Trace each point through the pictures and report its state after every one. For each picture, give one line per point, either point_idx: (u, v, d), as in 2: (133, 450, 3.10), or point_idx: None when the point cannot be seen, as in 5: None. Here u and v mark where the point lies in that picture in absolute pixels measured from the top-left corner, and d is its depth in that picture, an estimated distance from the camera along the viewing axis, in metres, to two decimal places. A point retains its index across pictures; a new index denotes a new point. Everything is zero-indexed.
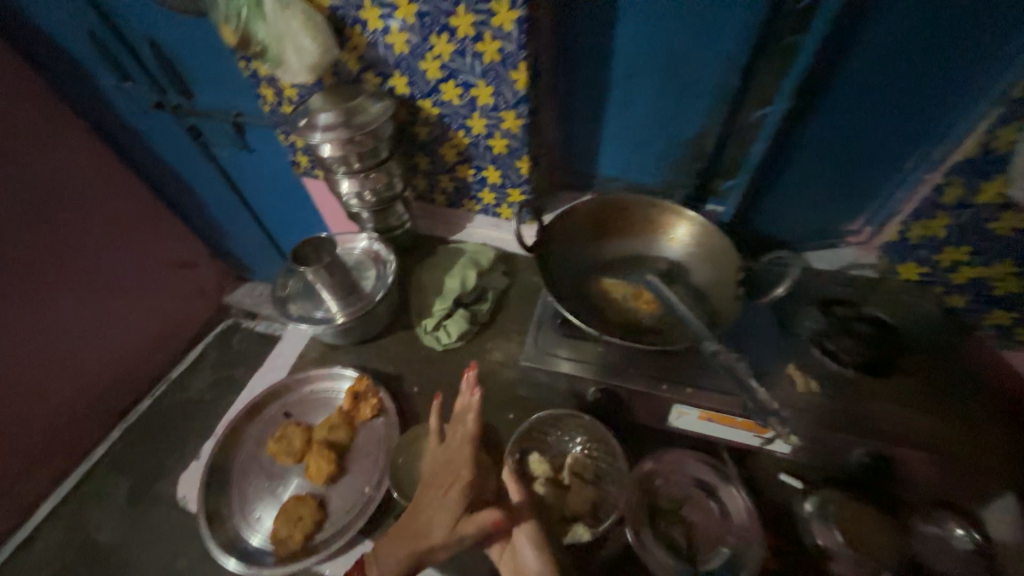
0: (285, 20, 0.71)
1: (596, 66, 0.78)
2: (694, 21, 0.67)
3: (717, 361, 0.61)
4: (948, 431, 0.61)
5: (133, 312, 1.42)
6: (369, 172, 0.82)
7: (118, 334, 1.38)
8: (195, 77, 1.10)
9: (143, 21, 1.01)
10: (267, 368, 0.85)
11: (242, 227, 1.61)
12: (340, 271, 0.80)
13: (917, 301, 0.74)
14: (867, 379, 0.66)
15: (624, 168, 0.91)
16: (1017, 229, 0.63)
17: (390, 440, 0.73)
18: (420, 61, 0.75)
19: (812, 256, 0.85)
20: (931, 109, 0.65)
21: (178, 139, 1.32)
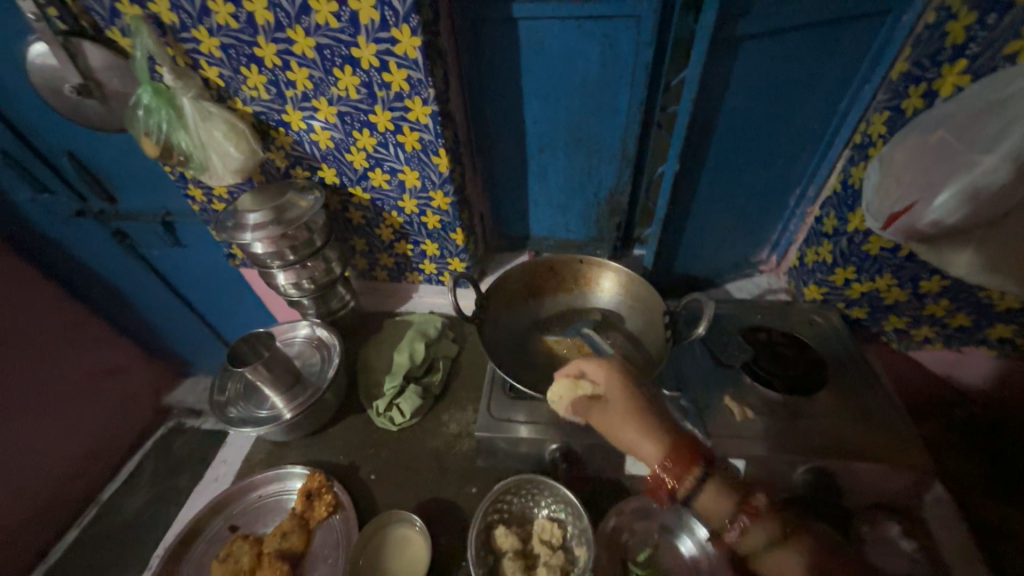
0: (206, 130, 0.73)
1: (512, 142, 0.85)
2: (589, 101, 0.77)
3: None
4: (873, 434, 0.66)
5: (57, 433, 1.28)
6: (305, 262, 0.82)
7: (39, 462, 1.24)
8: (120, 182, 1.09)
9: (59, 136, 1.00)
10: (208, 479, 0.78)
11: (179, 322, 1.54)
12: (281, 364, 0.77)
13: (825, 318, 0.82)
14: (796, 398, 0.71)
15: (553, 228, 0.99)
16: (884, 248, 0.71)
17: (349, 537, 0.69)
18: (346, 154, 0.79)
19: (732, 286, 0.95)
20: (798, 156, 0.76)
21: (104, 243, 1.27)
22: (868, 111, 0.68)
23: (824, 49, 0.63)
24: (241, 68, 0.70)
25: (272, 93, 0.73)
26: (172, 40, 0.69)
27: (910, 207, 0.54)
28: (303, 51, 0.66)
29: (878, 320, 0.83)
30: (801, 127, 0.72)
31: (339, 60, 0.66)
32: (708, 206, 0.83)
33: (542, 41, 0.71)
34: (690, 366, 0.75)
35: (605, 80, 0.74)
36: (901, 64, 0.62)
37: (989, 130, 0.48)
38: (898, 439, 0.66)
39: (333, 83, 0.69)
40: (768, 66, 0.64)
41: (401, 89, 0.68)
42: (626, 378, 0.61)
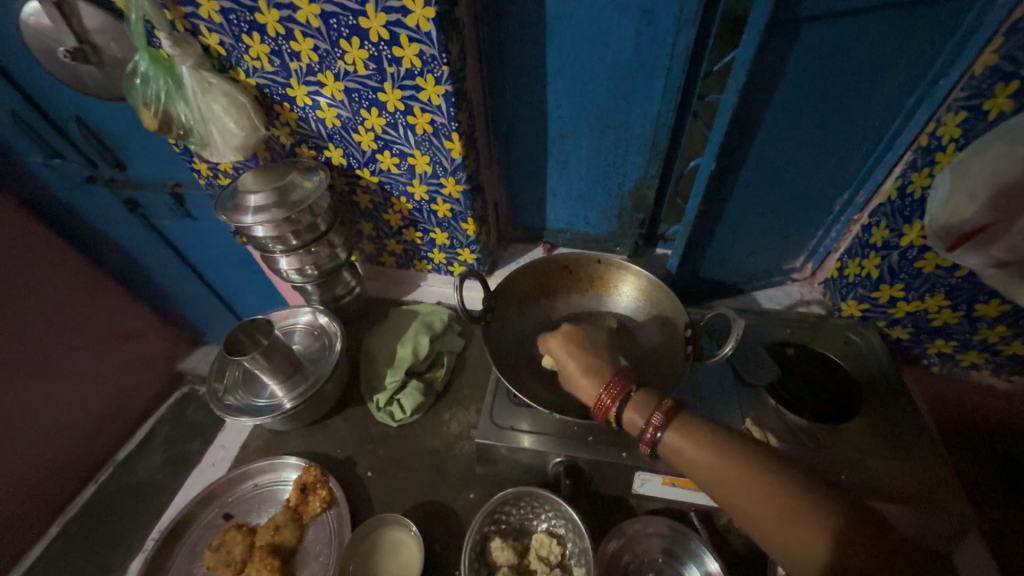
0: (205, 103, 0.68)
1: (532, 127, 0.79)
2: (620, 86, 0.69)
3: None
4: (907, 470, 0.61)
5: (73, 396, 1.30)
6: (309, 247, 0.78)
7: (57, 423, 1.26)
8: (129, 150, 1.06)
9: (67, 99, 0.96)
10: (205, 464, 0.77)
11: (192, 293, 1.54)
12: (281, 353, 0.74)
13: (861, 336, 0.76)
14: (826, 427, 0.65)
15: (570, 220, 0.93)
16: (940, 267, 0.64)
17: (342, 535, 0.67)
18: (353, 134, 0.74)
19: (760, 295, 0.88)
20: (849, 158, 0.68)
21: (116, 211, 1.26)
22: (940, 110, 0.59)
23: (897, 36, 0.54)
24: (242, 36, 0.65)
25: (276, 65, 0.67)
26: (169, 3, 0.64)
27: (985, 228, 0.48)
28: (307, 20, 0.61)
29: (921, 342, 0.75)
30: (858, 125, 0.63)
31: (346, 30, 0.60)
32: (741, 208, 0.76)
33: (570, 16, 0.63)
34: (710, 382, 0.70)
35: (639, 62, 0.66)
36: (988, 55, 0.53)
37: None
38: (934, 479, 0.61)
39: (340, 57, 0.64)
40: (828, 53, 0.56)
41: (413, 66, 0.62)
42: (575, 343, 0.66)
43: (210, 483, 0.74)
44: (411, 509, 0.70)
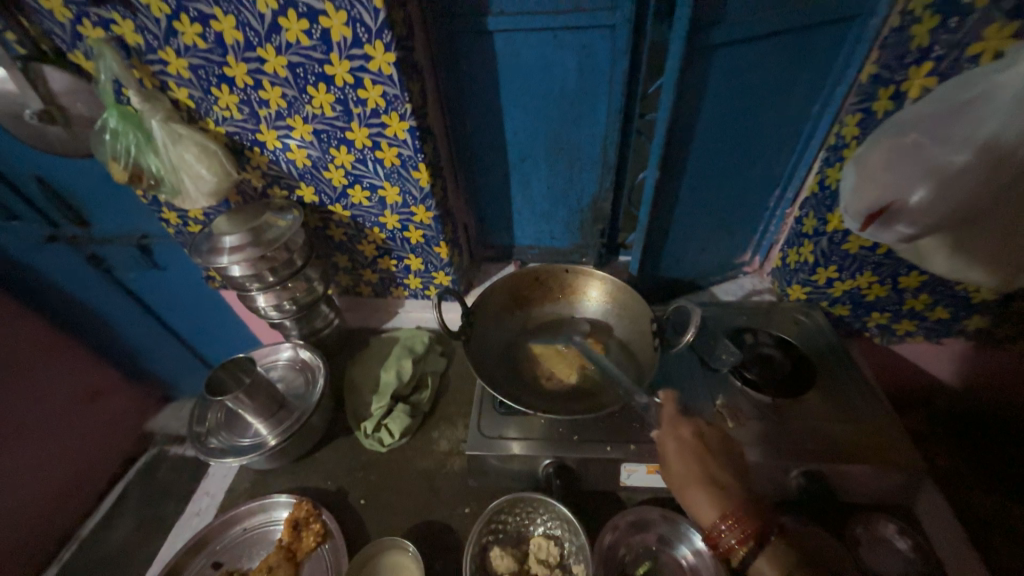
0: (176, 152, 0.71)
1: (493, 154, 0.85)
2: (569, 111, 0.77)
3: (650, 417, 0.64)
4: (867, 434, 0.67)
5: (34, 467, 1.22)
6: (285, 282, 0.80)
7: (16, 498, 1.18)
8: (92, 206, 1.06)
9: (26, 160, 0.96)
10: (190, 514, 0.75)
11: (160, 346, 1.49)
12: (264, 390, 0.75)
13: (809, 317, 0.83)
14: (787, 403, 0.71)
15: (537, 236, 0.99)
16: (863, 247, 0.73)
17: (339, 567, 0.67)
18: (324, 171, 0.77)
19: (717, 290, 0.96)
20: (775, 160, 0.77)
21: (77, 269, 1.23)
22: (841, 113, 0.69)
23: (794, 55, 0.64)
24: (211, 88, 0.68)
25: (245, 113, 0.71)
26: (138, 62, 0.67)
27: (887, 207, 0.55)
28: (274, 70, 0.65)
29: (861, 317, 0.84)
30: (777, 130, 0.72)
31: (312, 77, 0.65)
32: (688, 212, 0.83)
33: (517, 53, 0.71)
34: (680, 373, 0.75)
35: (583, 89, 0.74)
36: (870, 66, 0.63)
37: (959, 130, 0.49)
38: (891, 437, 0.66)
39: (307, 101, 0.68)
40: (740, 72, 0.64)
41: (377, 105, 0.67)
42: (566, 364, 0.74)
43: (196, 533, 0.72)
44: (409, 530, 0.70)
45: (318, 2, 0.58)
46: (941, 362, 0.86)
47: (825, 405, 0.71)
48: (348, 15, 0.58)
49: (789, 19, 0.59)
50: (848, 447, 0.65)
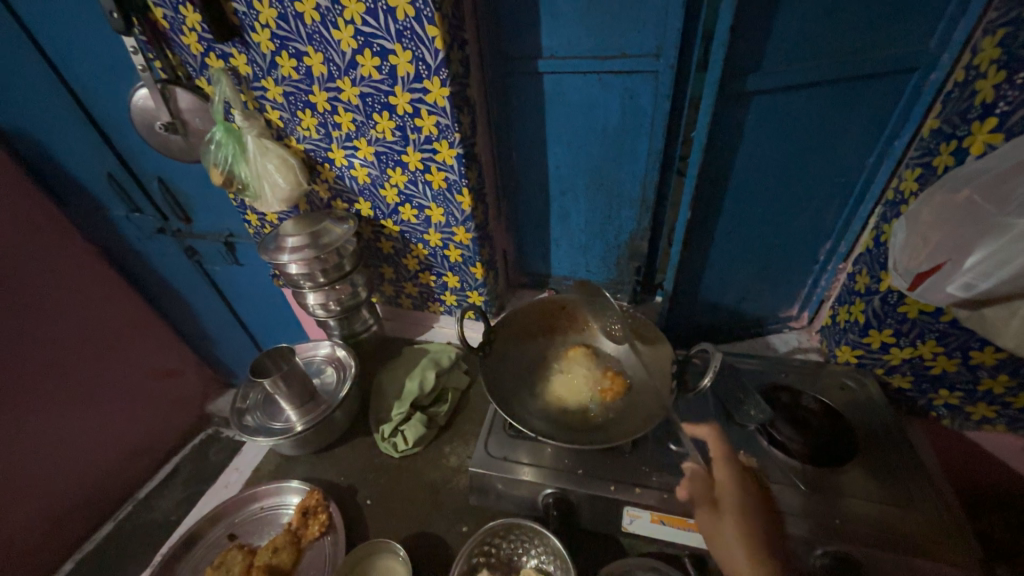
0: (262, 163, 0.83)
1: (536, 185, 0.89)
2: (609, 149, 0.79)
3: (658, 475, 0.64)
4: (914, 524, 0.58)
5: (109, 426, 1.39)
6: (334, 284, 0.88)
7: (90, 451, 1.34)
8: (194, 205, 1.23)
9: (153, 163, 1.16)
10: (219, 485, 0.82)
11: (228, 334, 1.65)
12: (299, 380, 0.81)
13: (859, 383, 0.76)
14: (822, 471, 0.64)
15: (573, 268, 1.00)
16: (924, 312, 0.65)
17: (335, 560, 0.69)
18: (380, 189, 0.86)
19: (757, 342, 0.91)
20: (824, 209, 0.74)
21: (176, 259, 1.42)
22: (901, 167, 0.66)
23: (844, 106, 0.63)
24: (298, 112, 0.80)
25: (321, 134, 0.82)
26: (245, 88, 0.80)
27: (937, 268, 0.52)
28: (349, 99, 0.75)
29: (925, 392, 0.73)
30: (826, 180, 0.70)
31: (378, 106, 0.74)
32: (725, 256, 0.82)
33: (564, 93, 0.75)
34: (699, 420, 0.72)
35: (625, 129, 0.76)
36: (932, 120, 0.61)
37: (1020, 191, 0.46)
38: (944, 533, 0.57)
39: (372, 126, 0.77)
40: (779, 118, 0.64)
41: (430, 133, 0.74)
42: (582, 395, 0.74)
43: (220, 503, 0.78)
44: (406, 537, 0.71)
45: (389, 43, 0.67)
46: None
47: (869, 482, 0.63)
48: (413, 55, 0.66)
49: (834, 70, 0.59)
50: (889, 534, 0.58)
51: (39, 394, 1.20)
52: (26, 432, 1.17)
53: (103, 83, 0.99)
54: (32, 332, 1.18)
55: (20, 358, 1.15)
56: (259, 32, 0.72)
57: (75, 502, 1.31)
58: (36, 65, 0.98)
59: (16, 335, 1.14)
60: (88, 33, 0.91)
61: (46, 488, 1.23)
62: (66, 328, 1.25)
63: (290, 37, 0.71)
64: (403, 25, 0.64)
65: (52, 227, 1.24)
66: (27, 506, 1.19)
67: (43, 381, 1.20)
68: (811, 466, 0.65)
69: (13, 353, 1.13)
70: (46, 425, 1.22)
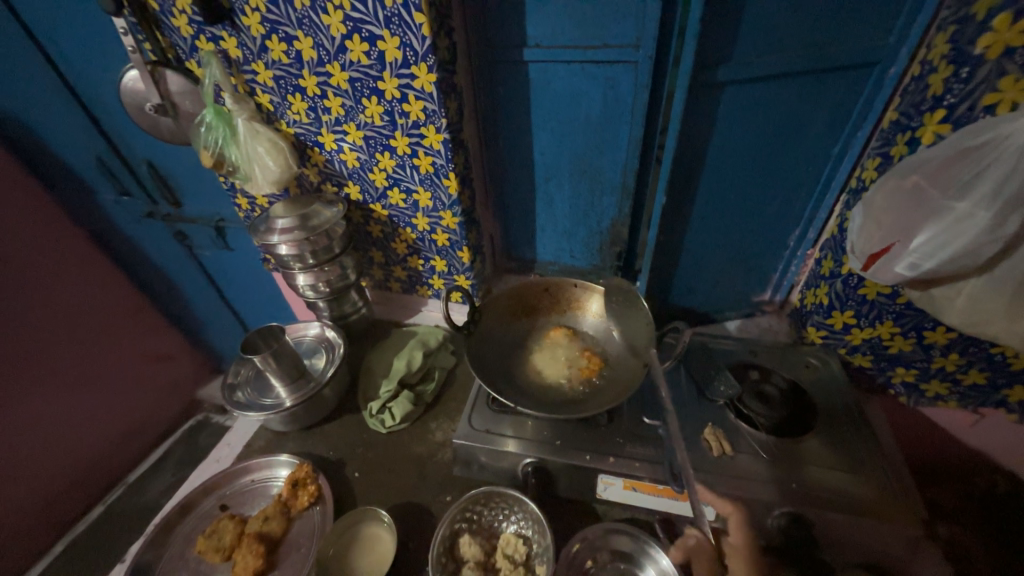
0: (252, 146, 0.84)
1: (521, 172, 0.92)
2: (591, 137, 0.82)
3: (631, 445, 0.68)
4: (866, 488, 0.63)
5: (99, 409, 1.40)
6: (323, 266, 0.90)
7: (80, 434, 1.34)
8: (184, 189, 1.24)
9: (143, 146, 1.16)
10: (211, 459, 0.85)
11: (218, 320, 1.66)
12: (289, 357, 0.84)
13: (823, 362, 0.80)
14: (784, 442, 0.68)
15: (558, 254, 1.03)
16: (882, 294, 0.70)
17: (324, 528, 0.72)
18: (369, 173, 0.88)
19: (731, 325, 0.95)
20: (793, 196, 0.78)
21: (165, 244, 1.43)
22: (863, 157, 0.70)
23: (810, 97, 0.66)
24: (288, 96, 0.82)
25: (310, 118, 0.83)
26: (235, 71, 0.81)
27: (888, 248, 0.55)
28: (338, 83, 0.77)
29: (884, 371, 0.78)
30: (795, 169, 0.74)
31: (367, 91, 0.76)
32: (701, 241, 0.85)
33: (548, 82, 0.78)
34: (672, 396, 0.76)
35: (606, 118, 0.79)
36: (891, 113, 0.64)
37: (960, 176, 0.50)
38: (891, 496, 0.62)
39: (361, 111, 0.79)
40: (750, 108, 0.68)
41: (418, 118, 0.77)
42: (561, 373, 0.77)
43: (212, 476, 0.80)
44: (392, 507, 0.75)
45: (377, 29, 0.68)
46: (979, 432, 0.77)
47: (826, 451, 0.68)
48: (401, 41, 0.68)
49: (801, 63, 0.62)
50: (842, 498, 0.62)
51: (28, 376, 1.20)
52: (17, 413, 1.18)
53: (91, 65, 0.99)
54: (21, 314, 1.18)
55: (11, 340, 1.16)
56: (249, 16, 0.73)
57: (65, 484, 1.32)
58: (23, 45, 0.98)
59: (5, 317, 1.15)
60: (76, 14, 0.91)
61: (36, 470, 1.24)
62: (54, 310, 1.26)
63: (280, 22, 0.72)
64: (391, 11, 0.66)
65: (39, 210, 1.24)
66: (17, 487, 1.20)
67: (32, 363, 1.21)
68: (773, 437, 0.69)
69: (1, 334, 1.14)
70: (37, 406, 1.22)
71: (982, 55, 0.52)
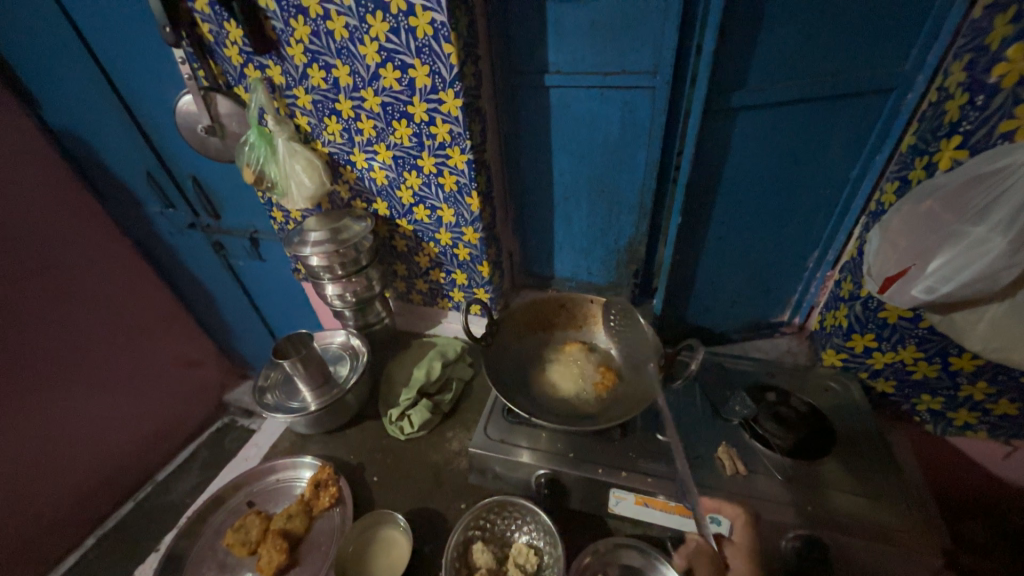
0: (290, 164, 0.91)
1: (541, 191, 0.95)
2: (609, 157, 0.85)
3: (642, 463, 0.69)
4: (888, 517, 0.62)
5: (136, 407, 1.48)
6: (350, 277, 0.95)
7: (118, 430, 1.42)
8: (224, 202, 1.33)
9: (189, 163, 1.25)
10: (240, 457, 0.89)
11: (247, 327, 1.74)
12: (316, 363, 0.88)
13: (843, 385, 0.79)
14: (800, 465, 0.68)
15: (575, 270, 1.05)
16: (902, 317, 0.69)
17: (343, 529, 0.75)
18: (397, 190, 0.93)
19: (750, 345, 0.95)
20: (811, 218, 0.78)
21: (203, 253, 1.52)
22: (881, 180, 0.70)
23: (827, 122, 0.67)
24: (324, 118, 0.88)
25: (344, 138, 0.89)
26: (278, 96, 0.88)
27: (904, 272, 0.56)
28: (371, 107, 0.82)
29: (908, 396, 0.76)
30: (812, 191, 0.75)
31: (397, 114, 0.81)
32: (717, 260, 0.86)
33: (568, 106, 0.81)
34: (686, 414, 0.76)
35: (623, 140, 0.82)
36: (909, 138, 0.65)
37: (976, 202, 0.50)
38: (914, 526, 0.61)
39: (391, 133, 0.84)
40: (766, 132, 0.69)
41: (444, 140, 0.81)
42: (578, 386, 0.79)
43: (241, 474, 0.84)
44: (408, 512, 0.77)
45: (409, 58, 0.74)
46: (1012, 465, 0.74)
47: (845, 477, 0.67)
48: (430, 69, 0.73)
49: (816, 89, 0.64)
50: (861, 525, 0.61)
51: (74, 374, 1.29)
52: (62, 408, 1.26)
53: (149, 89, 1.09)
54: (71, 316, 1.27)
55: (60, 340, 1.25)
56: (294, 46, 0.80)
57: (102, 477, 1.39)
58: (91, 72, 1.08)
59: (58, 317, 1.23)
60: (139, 44, 1.01)
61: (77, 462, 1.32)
62: (100, 313, 1.35)
63: (321, 52, 0.79)
64: (422, 42, 0.71)
65: (94, 219, 1.34)
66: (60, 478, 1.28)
67: (78, 361, 1.29)
68: (790, 459, 0.68)
69: (53, 334, 1.23)
70: (80, 403, 1.31)
71: (997, 84, 0.53)
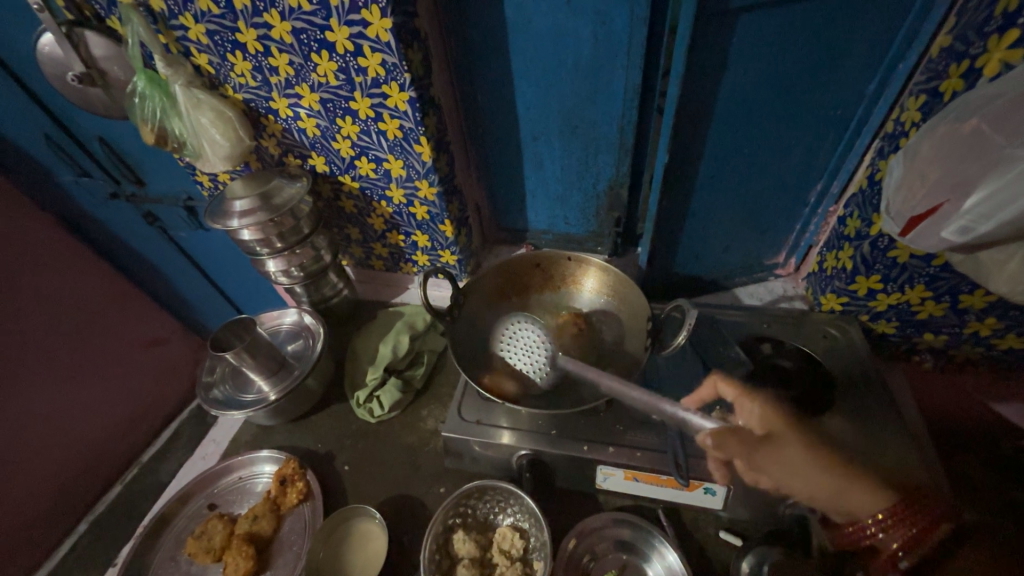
0: (196, 118, 0.74)
1: (506, 131, 0.81)
2: (583, 86, 0.71)
3: (630, 437, 0.63)
4: (856, 508, 0.52)
5: (119, 396, 1.23)
6: (293, 249, 0.83)
7: (102, 423, 1.18)
8: (144, 165, 1.06)
9: (91, 121, 0.97)
10: (198, 456, 0.82)
11: (212, 307, 1.51)
12: (265, 350, 0.78)
13: (842, 331, 0.73)
14: (752, 451, 0.54)
15: (551, 221, 0.94)
16: (915, 256, 0.61)
17: (314, 525, 0.70)
18: (332, 141, 0.78)
19: (741, 292, 0.88)
20: (816, 144, 0.67)
21: (139, 228, 1.24)
22: (903, 95, 0.59)
23: (840, 25, 0.55)
24: (227, 54, 0.70)
25: (258, 80, 0.72)
26: (163, 28, 0.70)
27: (935, 210, 0.47)
28: (281, 37, 0.65)
29: (910, 336, 0.71)
30: (818, 114, 0.64)
31: (315, 44, 0.65)
32: (707, 201, 0.76)
33: (527, 21, 0.66)
34: (675, 376, 0.70)
35: (597, 62, 0.67)
36: (942, 38, 0.53)
37: None
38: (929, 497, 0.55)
39: (313, 69, 0.68)
40: (769, 39, 0.56)
41: (378, 74, 0.66)
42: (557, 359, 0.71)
43: (198, 475, 0.77)
44: (384, 501, 0.72)
45: None
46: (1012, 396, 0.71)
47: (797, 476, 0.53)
48: None
49: None
50: None
51: (30, 366, 1.04)
52: (30, 408, 1.03)
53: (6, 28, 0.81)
54: (6, 302, 1.00)
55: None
56: None
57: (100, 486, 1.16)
58: None
59: None
60: None
61: (66, 469, 1.09)
62: None
63: None
64: None
65: None
66: (47, 487, 1.05)
67: None
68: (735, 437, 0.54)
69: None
70: (47, 399, 1.07)
71: None
